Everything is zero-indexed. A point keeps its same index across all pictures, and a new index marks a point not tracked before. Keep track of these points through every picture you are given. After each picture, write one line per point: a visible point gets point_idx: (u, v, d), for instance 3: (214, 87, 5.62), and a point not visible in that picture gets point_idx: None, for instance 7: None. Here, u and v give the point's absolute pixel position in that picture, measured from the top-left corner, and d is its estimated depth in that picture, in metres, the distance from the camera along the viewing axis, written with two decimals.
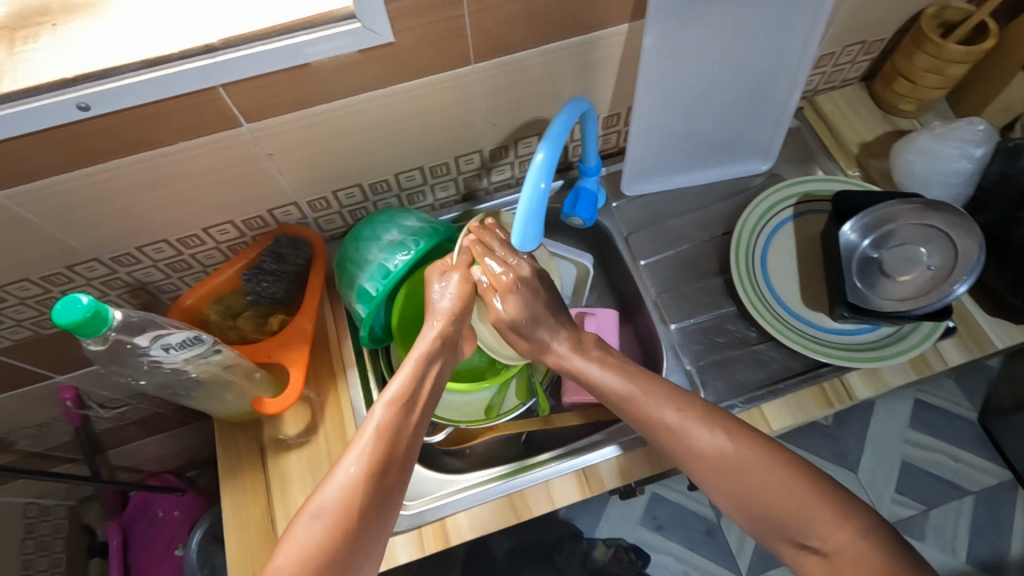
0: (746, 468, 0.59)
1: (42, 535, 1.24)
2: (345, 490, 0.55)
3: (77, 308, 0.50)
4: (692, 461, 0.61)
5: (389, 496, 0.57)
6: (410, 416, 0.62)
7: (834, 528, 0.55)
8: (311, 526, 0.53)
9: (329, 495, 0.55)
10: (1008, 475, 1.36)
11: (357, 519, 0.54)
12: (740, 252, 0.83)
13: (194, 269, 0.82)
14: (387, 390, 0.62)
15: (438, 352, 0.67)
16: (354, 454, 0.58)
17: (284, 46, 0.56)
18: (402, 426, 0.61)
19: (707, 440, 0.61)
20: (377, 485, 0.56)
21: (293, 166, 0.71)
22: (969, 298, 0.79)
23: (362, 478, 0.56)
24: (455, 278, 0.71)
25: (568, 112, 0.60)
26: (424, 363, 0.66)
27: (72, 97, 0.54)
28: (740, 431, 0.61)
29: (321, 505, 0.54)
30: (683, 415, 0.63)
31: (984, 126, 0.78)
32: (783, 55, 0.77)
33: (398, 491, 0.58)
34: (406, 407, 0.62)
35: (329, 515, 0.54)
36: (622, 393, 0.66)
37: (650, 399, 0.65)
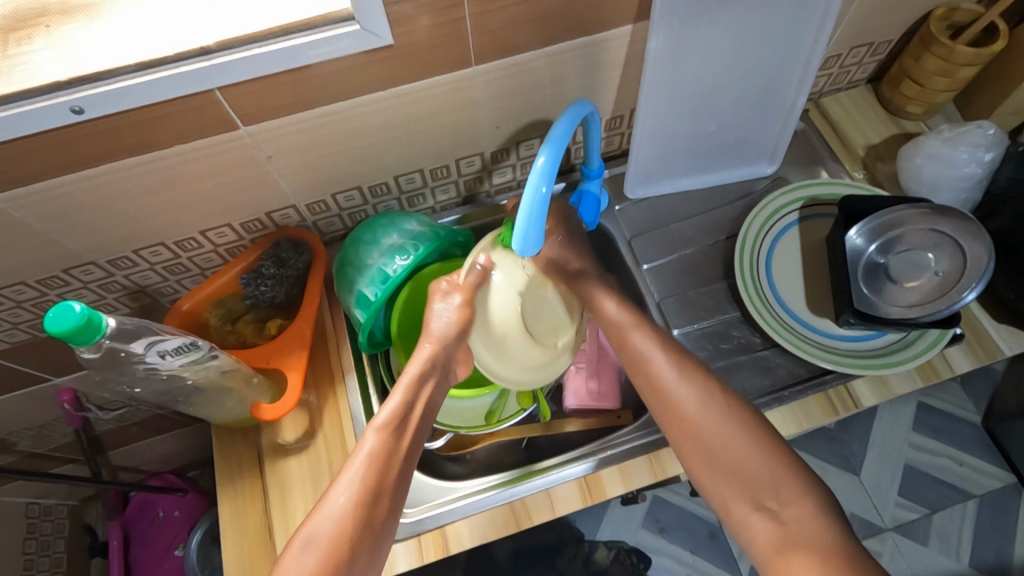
0: (710, 424, 0.62)
1: (43, 535, 1.24)
2: (336, 519, 0.55)
3: (71, 316, 0.50)
4: (669, 414, 0.64)
5: (382, 523, 0.57)
6: (400, 442, 0.61)
7: (795, 503, 0.58)
8: (303, 555, 0.53)
9: (321, 524, 0.55)
10: (1013, 479, 1.35)
11: (351, 548, 0.54)
12: (745, 256, 0.81)
13: (192, 272, 0.81)
14: (377, 416, 0.62)
15: (431, 375, 0.66)
16: (344, 483, 0.57)
17: (282, 48, 0.55)
18: (392, 453, 0.60)
19: (691, 401, 0.64)
20: (368, 514, 0.56)
21: (292, 169, 0.70)
22: (978, 304, 0.78)
23: (353, 507, 0.56)
24: (455, 301, 0.67)
25: (569, 114, 0.59)
26: (416, 386, 0.64)
27: (66, 100, 0.53)
28: (720, 389, 0.64)
29: (312, 534, 0.55)
30: (674, 362, 0.66)
31: (994, 131, 0.77)
32: (790, 57, 0.76)
33: (391, 516, 0.58)
34: (397, 433, 0.61)
35: (321, 546, 0.54)
36: (618, 325, 0.71)
37: (645, 341, 0.68)
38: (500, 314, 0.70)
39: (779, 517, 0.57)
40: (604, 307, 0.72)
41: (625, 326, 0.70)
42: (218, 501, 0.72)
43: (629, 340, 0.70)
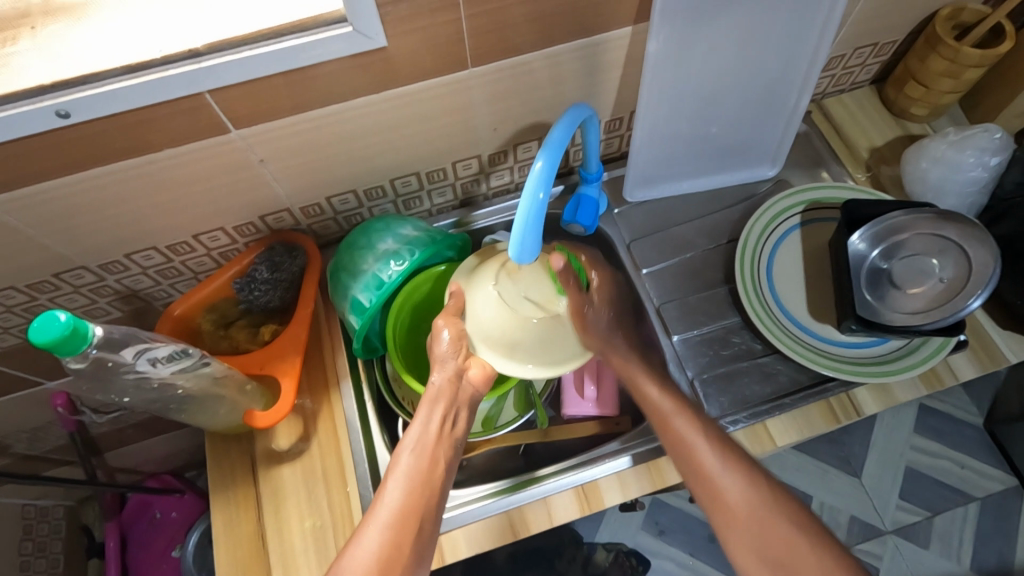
0: (764, 520, 0.61)
1: (39, 536, 1.23)
2: (369, 555, 0.55)
3: (55, 326, 0.48)
4: (715, 503, 0.62)
5: (416, 553, 0.57)
6: (423, 471, 0.61)
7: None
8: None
9: (355, 560, 0.55)
10: (1014, 482, 1.34)
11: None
12: (746, 261, 0.80)
13: (185, 276, 0.80)
14: (403, 442, 0.63)
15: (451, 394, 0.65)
16: (374, 516, 0.58)
17: (273, 51, 0.54)
18: (422, 476, 0.61)
19: (734, 487, 0.62)
20: (398, 544, 0.57)
21: (286, 173, 0.69)
22: (982, 310, 0.77)
23: (384, 542, 0.56)
24: (444, 332, 0.65)
25: (567, 119, 0.58)
26: (437, 407, 0.64)
27: (51, 104, 0.52)
28: (764, 478, 0.63)
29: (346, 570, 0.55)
30: (719, 449, 0.64)
31: (1001, 135, 0.76)
32: (793, 59, 0.75)
33: (424, 546, 0.58)
34: (425, 455, 0.62)
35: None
36: (662, 413, 0.67)
37: (686, 425, 0.65)
38: (480, 315, 0.66)
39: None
40: (646, 389, 0.69)
41: (669, 414, 0.67)
42: (212, 509, 0.71)
43: (671, 426, 0.66)
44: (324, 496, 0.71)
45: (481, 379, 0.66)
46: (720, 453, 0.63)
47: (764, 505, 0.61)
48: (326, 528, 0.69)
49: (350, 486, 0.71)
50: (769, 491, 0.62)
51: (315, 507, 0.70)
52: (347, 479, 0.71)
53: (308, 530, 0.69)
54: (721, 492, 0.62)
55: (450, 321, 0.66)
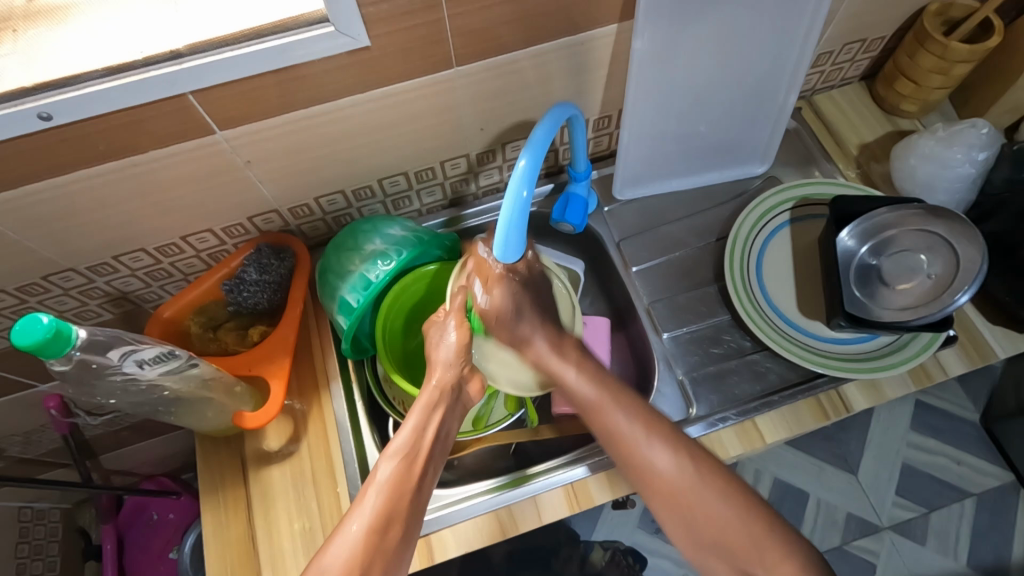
0: (695, 497, 0.60)
1: (36, 539, 1.23)
2: (349, 552, 0.54)
3: (37, 328, 0.48)
4: (647, 485, 0.62)
5: (397, 556, 0.56)
6: (415, 472, 0.60)
7: (780, 563, 0.57)
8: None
9: (334, 557, 0.54)
10: (1011, 478, 1.34)
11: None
12: (735, 259, 0.80)
13: (175, 278, 0.80)
14: (389, 444, 0.62)
15: (440, 400, 0.65)
16: (357, 512, 0.57)
17: (255, 52, 0.54)
18: (405, 481, 0.59)
19: (667, 463, 0.62)
20: (380, 543, 0.55)
21: (272, 174, 0.69)
22: (973, 307, 0.77)
23: (366, 541, 0.55)
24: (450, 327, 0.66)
25: (551, 118, 0.57)
26: (427, 412, 0.64)
27: (33, 106, 0.52)
28: (691, 453, 0.62)
29: (324, 566, 0.53)
30: (645, 433, 0.63)
31: (989, 129, 0.76)
32: (780, 56, 0.75)
33: (405, 549, 0.57)
34: (409, 459, 0.61)
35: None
36: (591, 402, 0.67)
37: (615, 411, 0.65)
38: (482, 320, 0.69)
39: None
40: (566, 377, 0.68)
41: (594, 401, 0.67)
42: (201, 512, 0.71)
43: (598, 415, 0.66)
44: (313, 498, 0.71)
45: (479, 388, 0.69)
46: (645, 438, 0.63)
47: (695, 479, 0.61)
48: (315, 529, 0.69)
49: (340, 486, 0.71)
50: (699, 462, 0.62)
51: (305, 508, 0.70)
52: (337, 479, 0.72)
53: (297, 532, 0.69)
54: (652, 473, 0.62)
55: (461, 329, 0.66)
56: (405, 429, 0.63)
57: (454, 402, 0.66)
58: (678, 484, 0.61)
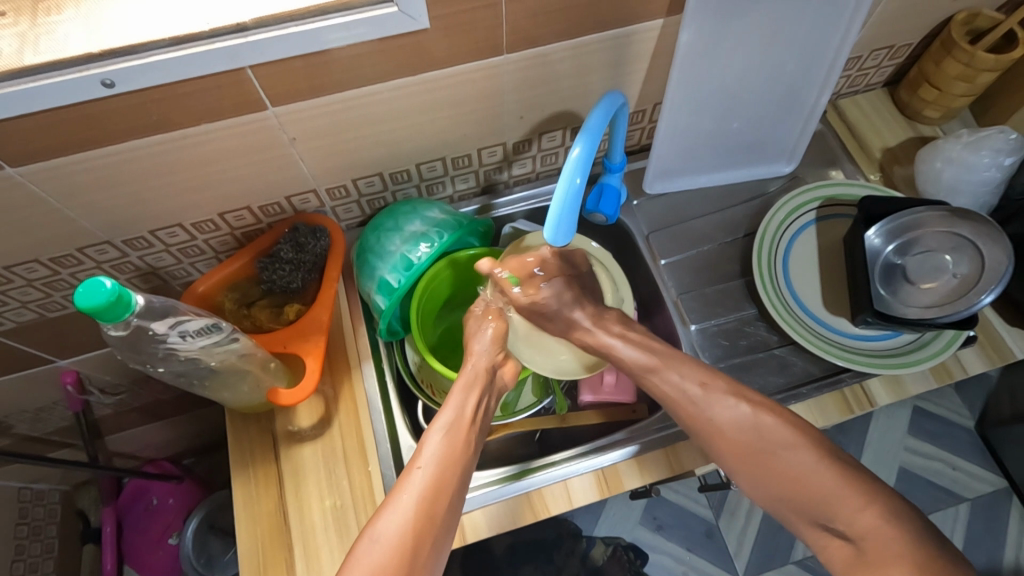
0: (768, 444, 0.61)
1: (35, 520, 1.21)
2: (405, 519, 0.55)
3: (101, 292, 0.49)
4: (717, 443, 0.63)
5: (445, 528, 0.57)
6: (460, 447, 0.61)
7: (856, 523, 0.56)
8: (370, 555, 0.53)
9: (389, 525, 0.55)
10: (1004, 483, 1.37)
11: (420, 552, 0.54)
12: (763, 255, 0.82)
13: (206, 255, 0.80)
14: (432, 422, 0.63)
15: (475, 382, 0.67)
16: (406, 485, 0.58)
17: (318, 28, 0.55)
18: (451, 455, 0.60)
19: (731, 416, 0.63)
20: (431, 513, 0.56)
21: (317, 153, 0.70)
22: (992, 309, 0.79)
23: (419, 509, 0.56)
24: (489, 327, 0.71)
25: (603, 107, 0.58)
26: (462, 393, 0.65)
27: (97, 72, 0.52)
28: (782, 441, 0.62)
29: (380, 533, 0.54)
30: (702, 393, 0.65)
31: (1017, 135, 0.77)
32: (816, 57, 0.76)
33: (452, 520, 0.58)
34: (452, 435, 0.62)
35: (390, 546, 0.53)
36: (642, 364, 0.68)
37: (673, 375, 0.67)
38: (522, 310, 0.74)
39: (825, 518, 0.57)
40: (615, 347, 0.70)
41: (647, 367, 0.68)
42: (232, 487, 0.71)
43: (654, 380, 0.67)
44: (344, 476, 0.71)
45: (511, 373, 0.72)
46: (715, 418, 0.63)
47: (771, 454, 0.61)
48: (347, 506, 0.70)
49: (372, 465, 0.71)
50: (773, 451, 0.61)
51: (336, 486, 0.71)
52: (368, 458, 0.72)
53: (327, 509, 0.69)
54: (719, 432, 0.63)
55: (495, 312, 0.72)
56: (448, 409, 0.64)
57: (491, 382, 0.68)
58: (746, 437, 0.62)
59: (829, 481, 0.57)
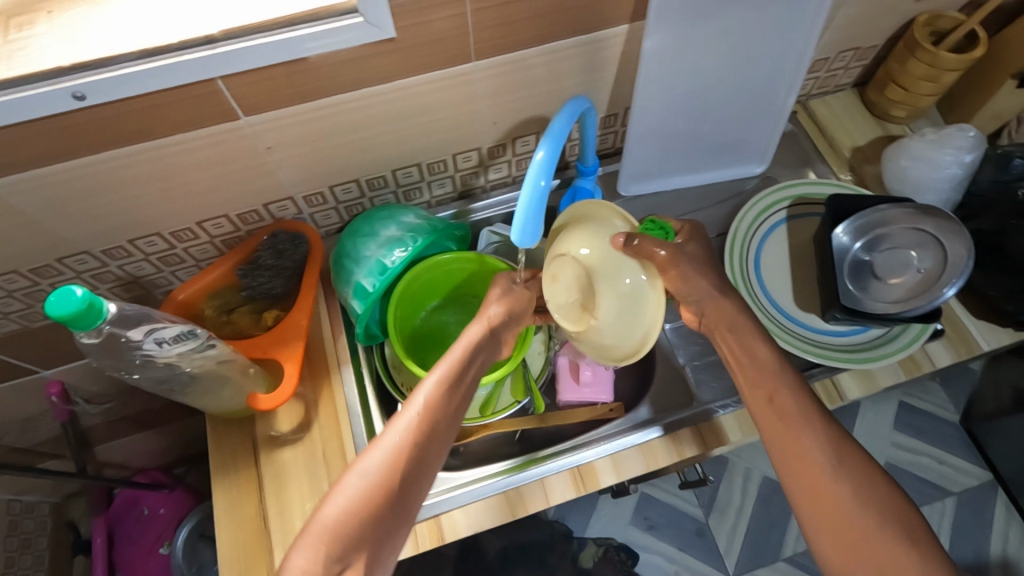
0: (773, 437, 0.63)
1: (25, 533, 1.21)
2: (389, 456, 0.57)
3: (71, 300, 0.50)
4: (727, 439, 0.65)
5: (428, 471, 0.59)
6: (455, 397, 0.63)
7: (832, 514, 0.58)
8: (354, 486, 0.56)
9: (374, 459, 0.57)
10: (989, 477, 1.38)
11: (401, 489, 0.57)
12: (735, 254, 0.83)
13: (187, 263, 0.81)
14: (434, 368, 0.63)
15: (484, 341, 0.67)
16: (398, 425, 0.60)
17: (286, 39, 0.56)
18: (447, 404, 0.62)
19: None
20: (417, 456, 0.58)
21: (292, 161, 0.71)
22: (956, 301, 0.80)
23: (406, 448, 0.58)
24: (498, 300, 0.69)
25: (568, 110, 0.60)
26: (470, 347, 0.65)
27: (68, 85, 0.53)
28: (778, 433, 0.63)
29: (366, 467, 0.57)
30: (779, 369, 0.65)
31: (974, 133, 0.80)
32: (782, 59, 0.78)
33: (438, 462, 0.61)
34: (452, 386, 0.63)
35: (373, 478, 0.56)
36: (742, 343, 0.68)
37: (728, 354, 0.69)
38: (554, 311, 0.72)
39: (807, 511, 0.59)
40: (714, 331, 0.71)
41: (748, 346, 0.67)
42: (214, 492, 0.71)
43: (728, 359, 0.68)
44: (325, 478, 0.72)
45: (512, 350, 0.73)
46: None
47: None
48: None
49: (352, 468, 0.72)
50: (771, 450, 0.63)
51: (317, 489, 0.72)
52: (348, 461, 0.73)
53: (309, 511, 0.70)
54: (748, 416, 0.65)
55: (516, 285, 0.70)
56: (447, 360, 0.64)
57: (496, 341, 0.69)
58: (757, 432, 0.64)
59: (807, 472, 0.59)
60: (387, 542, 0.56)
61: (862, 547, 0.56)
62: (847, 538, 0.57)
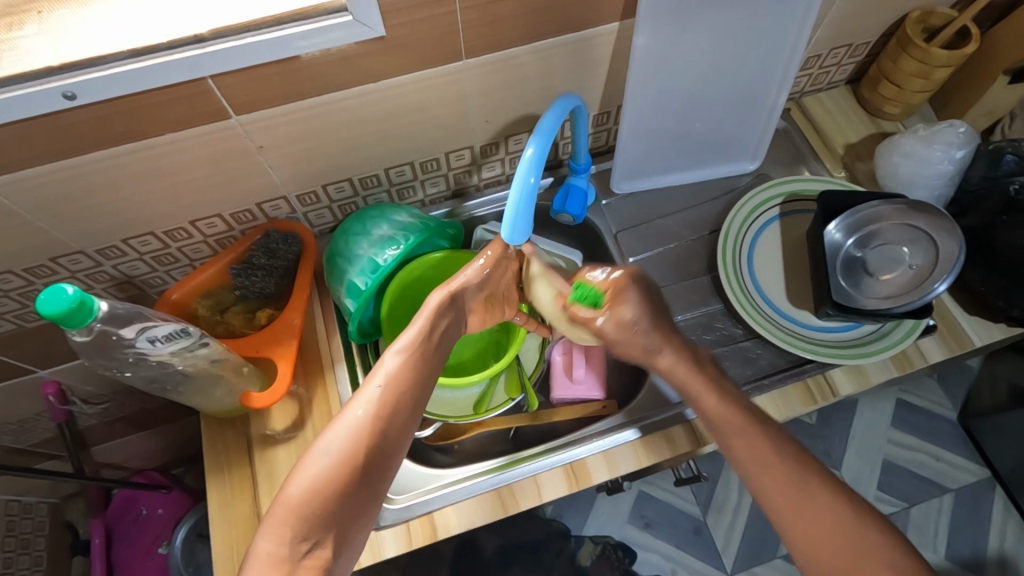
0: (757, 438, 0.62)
1: (23, 533, 1.21)
2: (351, 431, 0.57)
3: (62, 299, 0.50)
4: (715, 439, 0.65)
5: (395, 443, 0.59)
6: (418, 368, 0.63)
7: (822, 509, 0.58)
8: (318, 463, 0.56)
9: (337, 436, 0.57)
10: (987, 474, 1.38)
11: (366, 464, 0.57)
12: (728, 251, 0.84)
13: (181, 263, 0.81)
14: (396, 340, 0.63)
15: (447, 310, 0.67)
16: (361, 399, 0.60)
17: (276, 38, 0.56)
18: (410, 376, 0.62)
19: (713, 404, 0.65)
20: (382, 429, 0.58)
21: (284, 160, 0.71)
22: (949, 297, 0.81)
23: (369, 421, 0.58)
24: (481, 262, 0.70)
25: (558, 108, 0.60)
26: (433, 318, 0.66)
27: (59, 85, 0.53)
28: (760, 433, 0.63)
29: (329, 445, 0.57)
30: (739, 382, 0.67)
31: (965, 129, 0.80)
32: (772, 56, 0.78)
33: (406, 434, 0.60)
34: (415, 357, 0.63)
35: (337, 454, 0.56)
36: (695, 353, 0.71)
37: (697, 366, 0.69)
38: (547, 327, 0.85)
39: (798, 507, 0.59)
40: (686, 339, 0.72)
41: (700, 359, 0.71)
42: (207, 491, 0.72)
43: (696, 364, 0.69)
44: None
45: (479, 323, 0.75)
46: (714, 424, 0.64)
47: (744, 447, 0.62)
48: None
49: None
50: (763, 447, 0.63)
51: None
52: None
53: None
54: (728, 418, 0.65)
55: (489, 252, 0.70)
56: (412, 329, 0.64)
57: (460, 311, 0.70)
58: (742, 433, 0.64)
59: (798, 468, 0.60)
60: (355, 519, 0.56)
61: (852, 542, 0.56)
62: (838, 534, 0.57)
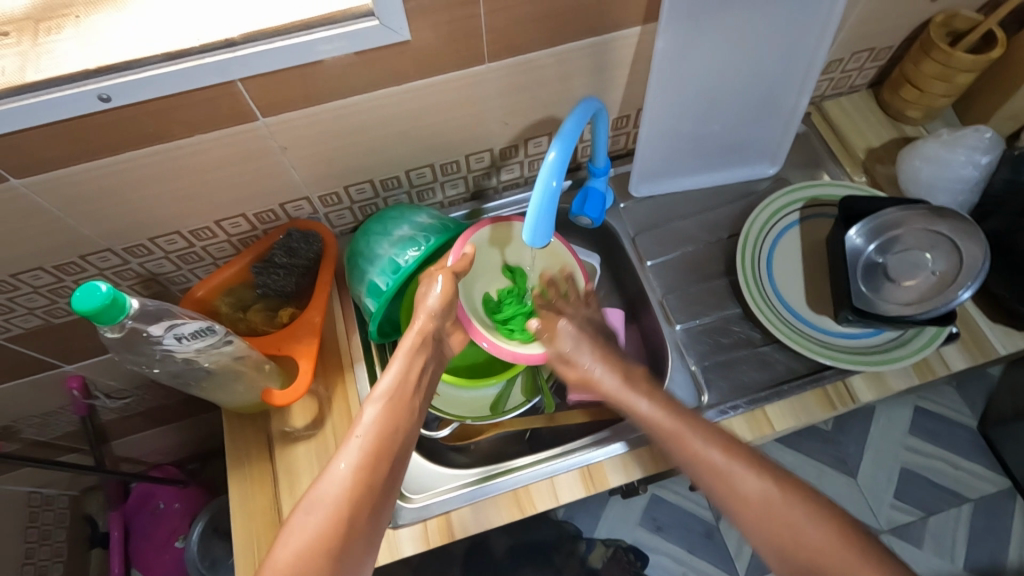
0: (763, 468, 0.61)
1: (45, 524, 1.24)
2: (340, 487, 0.56)
3: (95, 295, 0.52)
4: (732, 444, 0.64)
5: (384, 492, 0.59)
6: (399, 413, 0.63)
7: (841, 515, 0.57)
8: (307, 523, 0.54)
9: (324, 492, 0.56)
10: (1007, 483, 1.36)
11: (358, 516, 0.56)
12: (747, 254, 0.83)
13: (205, 261, 0.83)
14: (376, 387, 0.64)
15: (423, 349, 0.68)
16: (345, 452, 0.59)
17: (302, 42, 0.57)
18: (393, 422, 0.62)
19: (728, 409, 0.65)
20: (370, 479, 0.58)
21: (306, 161, 0.72)
22: (973, 304, 0.80)
23: (356, 474, 0.57)
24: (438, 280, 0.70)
25: (579, 112, 0.60)
26: (410, 359, 0.66)
27: (94, 87, 0.55)
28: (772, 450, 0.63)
29: (316, 501, 0.55)
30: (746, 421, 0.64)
31: (991, 134, 0.79)
32: (793, 61, 0.78)
33: (393, 483, 0.60)
34: (396, 402, 0.63)
35: (325, 512, 0.55)
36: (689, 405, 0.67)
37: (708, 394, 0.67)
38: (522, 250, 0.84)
39: None
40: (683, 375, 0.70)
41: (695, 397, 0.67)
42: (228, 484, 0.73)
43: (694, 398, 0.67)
44: None
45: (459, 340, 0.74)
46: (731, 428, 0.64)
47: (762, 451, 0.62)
48: None
49: None
50: None
51: None
52: None
53: None
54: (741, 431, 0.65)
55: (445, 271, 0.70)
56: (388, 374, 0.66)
57: (437, 349, 0.70)
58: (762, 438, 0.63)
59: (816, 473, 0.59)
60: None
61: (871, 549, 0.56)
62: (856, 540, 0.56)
